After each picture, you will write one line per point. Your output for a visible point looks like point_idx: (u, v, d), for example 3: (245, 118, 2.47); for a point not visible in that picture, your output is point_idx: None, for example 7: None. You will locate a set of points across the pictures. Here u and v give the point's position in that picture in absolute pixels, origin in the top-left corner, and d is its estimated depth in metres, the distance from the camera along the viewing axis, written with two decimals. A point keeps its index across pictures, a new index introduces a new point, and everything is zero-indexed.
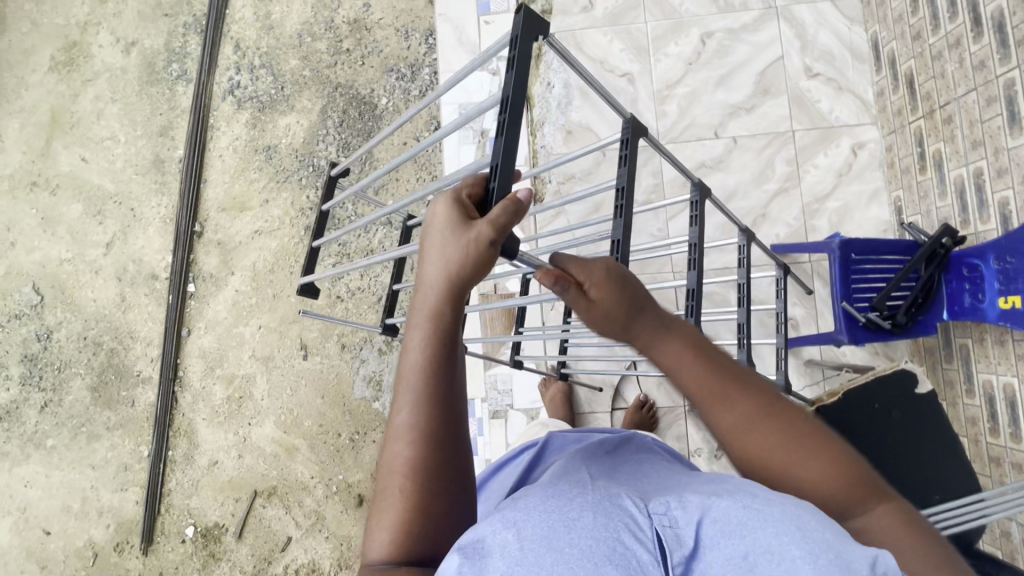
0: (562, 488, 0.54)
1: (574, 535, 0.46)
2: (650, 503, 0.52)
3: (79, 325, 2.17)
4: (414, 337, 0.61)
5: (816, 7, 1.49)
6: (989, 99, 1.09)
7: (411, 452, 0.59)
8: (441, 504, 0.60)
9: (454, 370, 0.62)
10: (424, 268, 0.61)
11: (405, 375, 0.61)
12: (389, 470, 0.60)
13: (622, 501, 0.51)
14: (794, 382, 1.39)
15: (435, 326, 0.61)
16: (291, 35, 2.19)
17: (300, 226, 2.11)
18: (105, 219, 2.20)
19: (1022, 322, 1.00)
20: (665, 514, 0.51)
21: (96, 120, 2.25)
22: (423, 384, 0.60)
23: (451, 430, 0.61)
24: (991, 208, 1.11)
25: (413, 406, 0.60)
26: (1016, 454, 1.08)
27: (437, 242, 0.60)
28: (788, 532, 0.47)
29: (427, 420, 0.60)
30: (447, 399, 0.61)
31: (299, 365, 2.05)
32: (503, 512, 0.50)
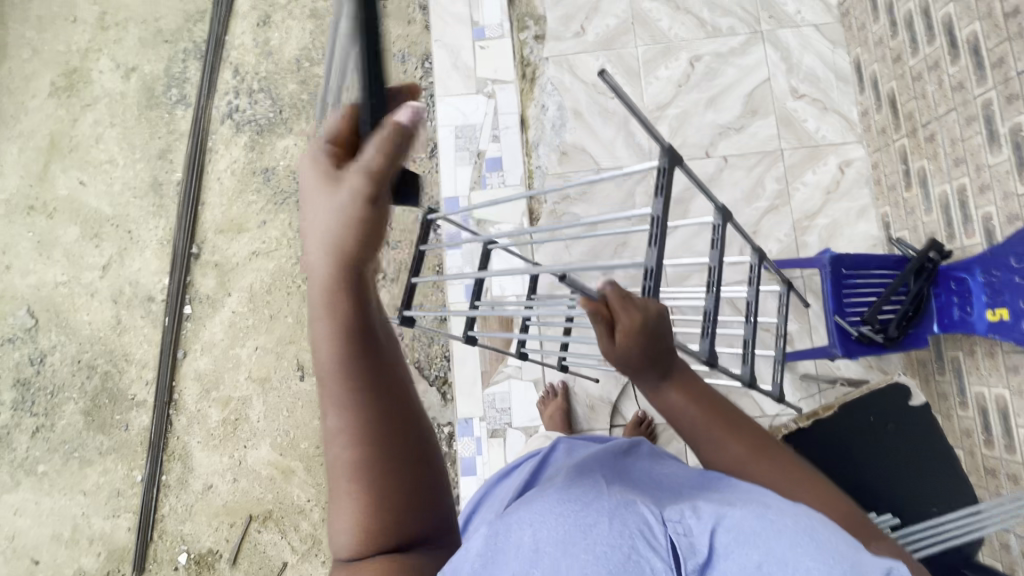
0: (577, 492, 0.55)
1: (590, 541, 0.47)
2: (665, 512, 0.53)
3: (73, 348, 2.15)
4: (318, 330, 0.54)
5: (800, 32, 1.55)
6: (968, 118, 1.13)
7: (351, 449, 0.53)
8: (400, 495, 0.54)
9: (375, 345, 0.55)
10: (309, 233, 0.54)
11: (323, 372, 0.55)
12: (336, 476, 0.54)
13: (638, 508, 0.52)
14: (790, 396, 1.40)
15: (337, 305, 0.53)
16: (289, 60, 2.23)
17: (297, 246, 2.12)
18: (102, 242, 2.20)
19: (1010, 334, 1.02)
20: (679, 523, 0.51)
21: (95, 144, 2.27)
22: (339, 371, 0.54)
23: (384, 398, 0.54)
24: (975, 223, 1.14)
25: (339, 400, 0.54)
26: (1011, 465, 1.09)
27: (317, 215, 0.52)
28: (802, 543, 0.48)
29: (356, 408, 0.54)
30: (373, 379, 0.54)
31: (296, 387, 2.04)
32: (519, 516, 0.51)
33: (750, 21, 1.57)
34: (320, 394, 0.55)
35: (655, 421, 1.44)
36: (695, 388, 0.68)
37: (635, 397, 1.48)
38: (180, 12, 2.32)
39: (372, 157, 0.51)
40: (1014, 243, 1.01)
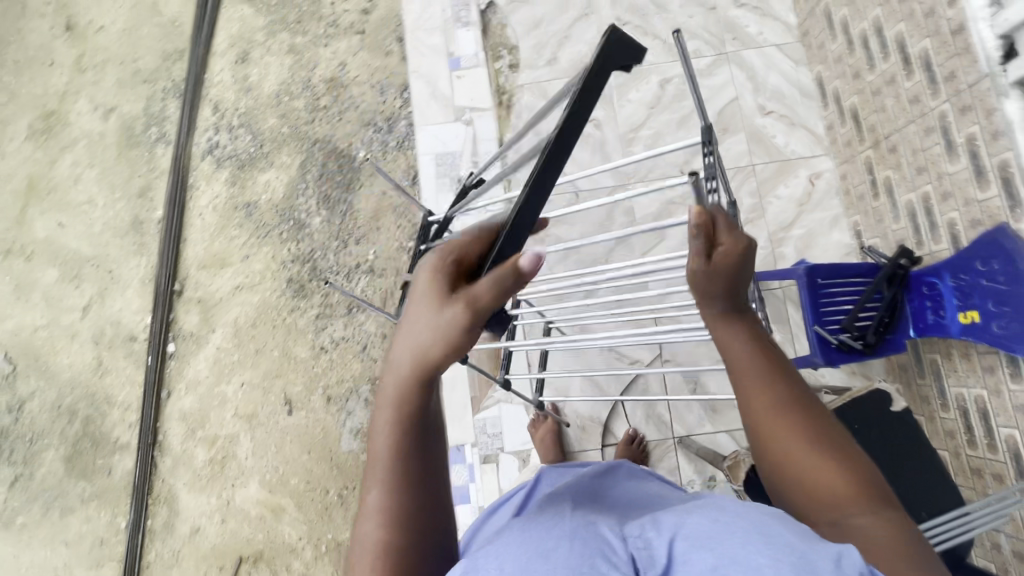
0: (541, 521, 0.57)
1: (550, 564, 0.49)
2: (627, 529, 0.55)
3: (54, 393, 2.11)
4: (381, 419, 0.63)
5: (763, 52, 1.61)
6: (927, 129, 1.18)
7: (379, 529, 0.59)
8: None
9: (428, 449, 0.62)
10: (398, 337, 0.63)
11: (375, 454, 0.62)
12: (358, 547, 0.60)
13: (600, 529, 0.55)
14: None
15: (406, 404, 0.61)
16: (269, 95, 2.26)
17: (282, 279, 2.11)
18: (81, 283, 2.18)
19: (982, 335, 1.05)
20: (641, 538, 0.54)
21: (74, 186, 2.26)
22: (388, 459, 0.61)
23: (425, 487, 0.61)
24: (941, 229, 1.18)
25: (381, 483, 0.61)
26: (995, 465, 1.11)
27: (421, 320, 0.61)
28: (750, 535, 0.48)
29: (393, 497, 0.60)
30: (417, 478, 0.61)
31: (284, 422, 2.01)
32: (487, 552, 0.54)
33: (715, 43, 1.63)
34: (366, 473, 0.63)
35: (646, 438, 1.44)
36: (761, 331, 0.69)
37: (625, 415, 1.48)
38: (159, 52, 2.34)
39: (480, 290, 0.59)
40: (977, 248, 1.05)
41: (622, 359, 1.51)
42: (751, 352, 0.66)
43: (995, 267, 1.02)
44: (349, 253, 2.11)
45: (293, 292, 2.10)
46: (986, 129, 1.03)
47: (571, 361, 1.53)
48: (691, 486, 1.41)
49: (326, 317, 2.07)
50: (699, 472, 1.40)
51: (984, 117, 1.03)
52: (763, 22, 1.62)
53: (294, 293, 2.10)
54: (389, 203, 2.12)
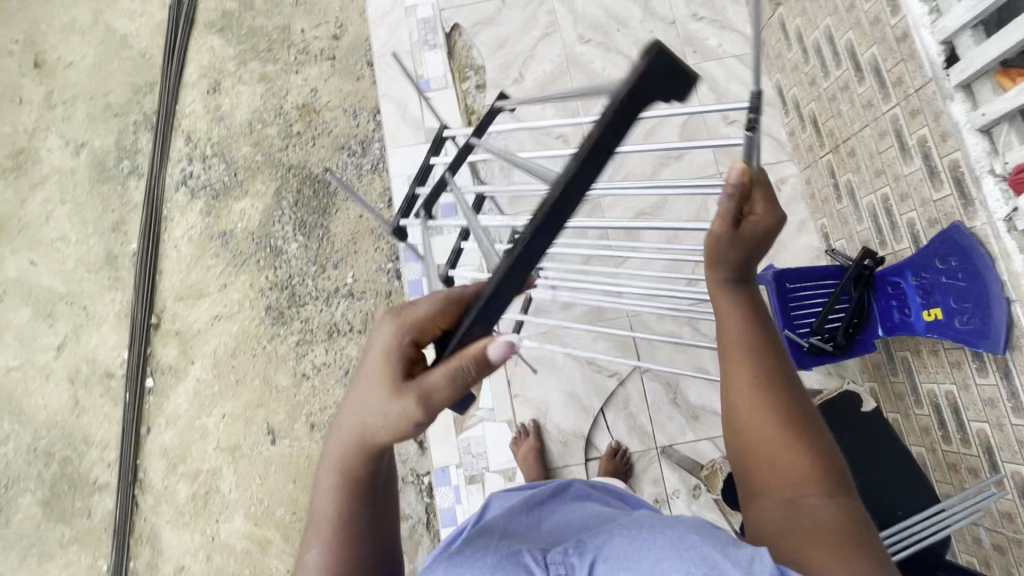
0: (468, 554, 0.64)
1: None
2: (549, 555, 0.62)
3: (29, 435, 2.06)
4: (327, 478, 0.67)
5: (723, 64, 1.64)
6: (881, 133, 1.21)
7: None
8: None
9: (371, 508, 0.67)
10: (349, 408, 0.67)
11: (319, 514, 0.66)
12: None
13: (523, 558, 0.61)
14: None
15: (352, 465, 0.66)
16: (241, 124, 2.26)
17: (260, 307, 2.10)
18: (55, 321, 2.14)
19: (947, 332, 1.07)
20: (562, 563, 0.60)
21: (46, 223, 2.23)
22: (335, 518, 0.65)
23: (370, 541, 0.66)
24: (902, 229, 1.20)
25: (323, 541, 0.64)
26: (969, 459, 1.12)
27: (371, 399, 0.66)
28: (666, 557, 0.55)
29: (332, 556, 0.64)
30: (359, 536, 0.65)
31: (267, 452, 1.98)
32: None
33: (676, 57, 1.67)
34: (308, 532, 0.66)
35: (629, 450, 1.44)
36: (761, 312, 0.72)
37: (608, 428, 1.48)
38: (129, 85, 2.34)
39: (438, 375, 0.65)
40: (936, 246, 1.07)
41: (602, 371, 1.51)
42: (746, 317, 0.70)
43: (954, 265, 1.04)
44: (327, 277, 2.10)
45: (273, 319, 2.08)
46: (935, 131, 1.06)
47: (552, 376, 1.52)
48: (676, 496, 1.41)
49: (306, 343, 2.05)
50: (684, 481, 1.40)
51: (932, 120, 1.06)
52: (722, 34, 1.66)
53: (274, 320, 2.08)
54: (366, 225, 2.12)
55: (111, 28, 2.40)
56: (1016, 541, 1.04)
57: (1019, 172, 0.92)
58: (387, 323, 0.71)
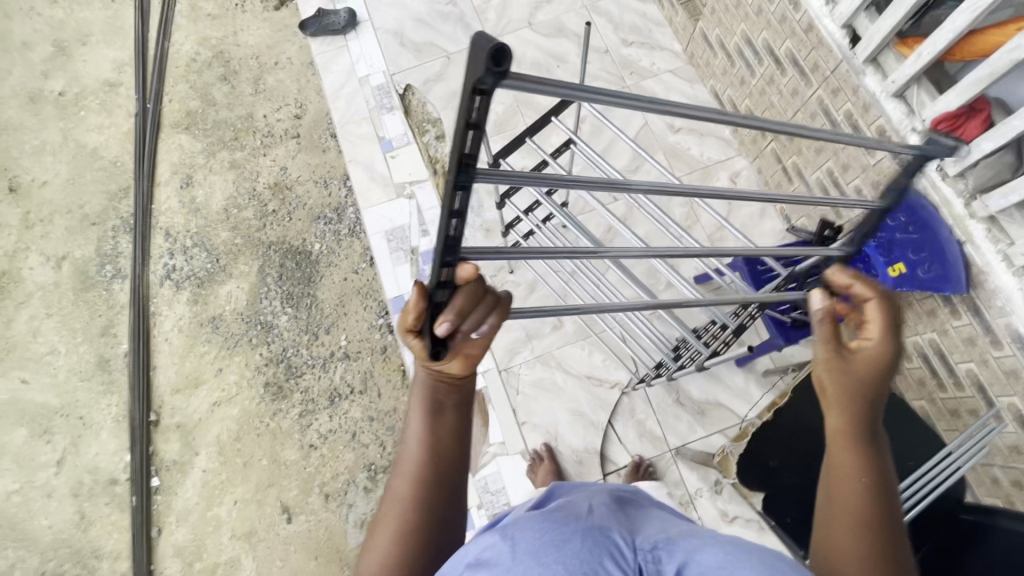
0: (558, 514, 0.65)
1: (561, 554, 0.57)
2: (638, 540, 0.63)
3: (35, 559, 1.98)
4: (413, 401, 0.78)
5: (660, 79, 1.75)
6: (812, 115, 1.31)
7: (409, 487, 0.73)
8: (434, 536, 0.73)
9: (449, 432, 0.77)
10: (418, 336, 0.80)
11: (408, 432, 0.77)
12: (390, 507, 0.74)
13: (610, 533, 0.63)
14: (755, 392, 1.47)
15: (428, 395, 0.77)
16: (217, 212, 2.33)
17: (258, 385, 2.10)
18: (53, 436, 2.11)
19: (917, 284, 1.11)
20: (651, 553, 0.62)
21: (33, 340, 2.24)
22: (421, 432, 0.75)
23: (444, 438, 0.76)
24: (852, 196, 1.28)
25: (415, 446, 0.75)
26: (966, 401, 1.15)
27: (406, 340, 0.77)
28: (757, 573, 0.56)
29: (419, 472, 0.74)
30: (440, 455, 0.75)
31: (284, 531, 1.93)
32: (504, 534, 0.62)
33: (616, 80, 1.76)
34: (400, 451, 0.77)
35: (645, 458, 1.45)
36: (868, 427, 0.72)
37: (620, 441, 1.48)
38: (104, 193, 2.41)
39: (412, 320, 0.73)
40: None
41: (603, 384, 1.53)
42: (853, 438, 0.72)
43: (903, 220, 1.09)
44: (321, 343, 2.12)
45: (272, 395, 2.08)
46: (858, 104, 1.16)
47: (556, 399, 1.54)
48: (699, 495, 1.40)
49: (309, 413, 2.05)
50: (704, 479, 1.40)
51: (852, 95, 1.16)
52: (654, 53, 1.78)
53: (274, 396, 2.08)
54: (352, 287, 2.17)
55: (81, 143, 2.50)
56: None
57: (937, 122, 1.00)
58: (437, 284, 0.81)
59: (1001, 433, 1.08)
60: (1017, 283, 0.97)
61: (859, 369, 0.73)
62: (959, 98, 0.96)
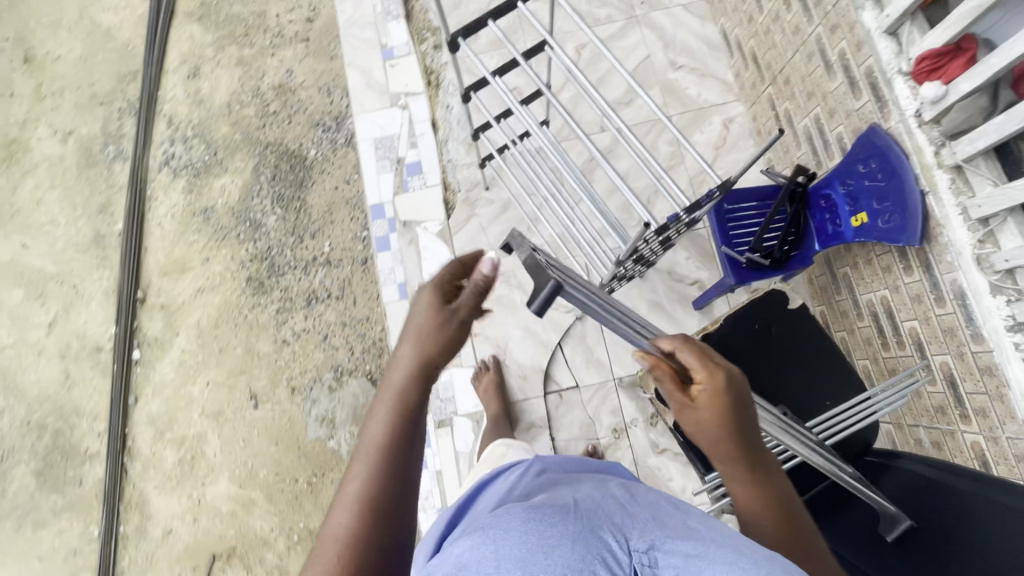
0: (546, 514, 0.64)
1: (552, 562, 0.56)
2: (633, 541, 0.61)
3: (22, 410, 2.13)
4: (391, 391, 0.71)
5: (670, 12, 1.68)
6: (809, 55, 1.26)
7: (355, 520, 0.62)
8: (392, 538, 0.62)
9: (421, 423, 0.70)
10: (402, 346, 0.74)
11: (358, 463, 0.66)
12: (329, 545, 0.61)
13: (604, 536, 0.61)
14: (688, 324, 1.47)
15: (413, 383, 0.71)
16: (220, 106, 2.35)
17: (241, 278, 2.16)
18: (47, 300, 2.22)
19: (874, 234, 1.10)
20: (647, 555, 0.60)
21: (36, 208, 2.32)
22: (375, 463, 0.65)
23: (406, 461, 0.67)
24: (833, 145, 1.25)
25: (364, 475, 0.65)
26: (905, 360, 1.16)
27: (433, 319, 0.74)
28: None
29: (383, 460, 0.66)
30: (400, 484, 0.65)
31: (250, 416, 2.04)
32: (490, 535, 0.61)
33: (624, 8, 1.70)
34: (360, 444, 0.68)
35: (585, 381, 1.49)
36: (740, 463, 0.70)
37: (565, 364, 1.52)
38: (114, 75, 2.43)
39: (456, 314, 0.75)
40: (859, 150, 1.11)
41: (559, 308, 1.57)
42: (742, 474, 0.70)
43: (874, 167, 1.08)
44: (305, 247, 2.17)
45: (253, 289, 2.15)
46: (852, 42, 1.11)
47: (510, 317, 1.57)
48: (635, 424, 1.45)
49: (286, 310, 2.12)
50: (640, 410, 1.45)
51: (849, 31, 1.11)
52: None
53: (254, 290, 2.15)
54: (341, 196, 2.19)
55: (96, 22, 2.50)
56: (950, 433, 1.08)
57: (918, 63, 0.96)
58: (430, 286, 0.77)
59: (929, 393, 1.09)
60: (969, 237, 0.94)
61: (705, 420, 0.70)
62: (945, 34, 0.92)
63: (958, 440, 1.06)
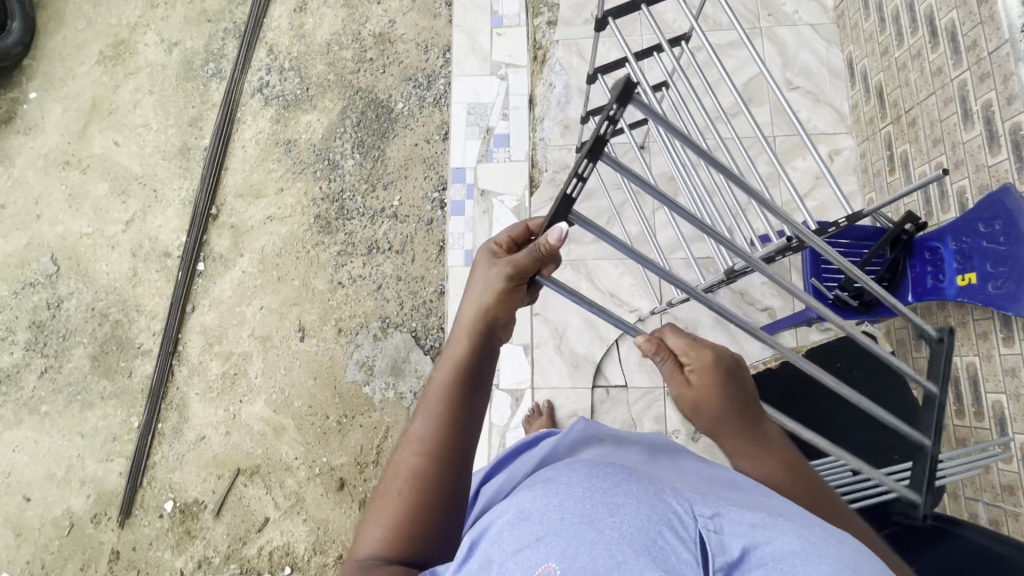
0: (607, 470, 0.56)
1: (618, 521, 0.49)
2: (698, 505, 0.53)
3: (89, 296, 2.25)
4: (454, 352, 0.71)
5: (797, 30, 1.63)
6: (946, 100, 1.20)
7: (418, 461, 0.66)
8: (453, 488, 0.66)
9: (480, 384, 0.70)
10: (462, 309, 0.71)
11: (422, 409, 0.70)
12: (394, 479, 0.66)
13: (667, 495, 0.53)
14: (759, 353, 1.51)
15: (468, 347, 0.70)
16: (320, 44, 2.38)
17: (310, 214, 2.22)
18: (128, 199, 2.33)
19: (977, 297, 1.06)
20: (712, 519, 0.51)
21: (132, 109, 2.42)
22: (436, 413, 0.68)
23: (465, 412, 0.69)
24: (950, 198, 1.20)
25: (426, 421, 0.68)
26: (979, 432, 1.12)
27: (484, 284, 0.70)
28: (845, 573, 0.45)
29: (444, 418, 0.68)
30: (460, 431, 0.68)
31: (295, 346, 2.11)
32: (549, 486, 0.55)
33: (750, 18, 1.65)
34: (423, 399, 0.70)
35: (635, 382, 1.53)
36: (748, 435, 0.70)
37: (619, 361, 1.56)
38: None
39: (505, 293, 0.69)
40: (983, 208, 1.05)
41: (622, 304, 1.59)
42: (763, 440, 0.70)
43: (997, 229, 1.03)
44: (375, 197, 2.20)
45: (319, 228, 2.20)
46: (1002, 95, 1.05)
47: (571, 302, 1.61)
48: (675, 434, 1.48)
49: (347, 254, 2.17)
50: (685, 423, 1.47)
51: (1002, 82, 1.05)
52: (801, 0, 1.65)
53: (320, 228, 2.20)
54: (419, 154, 2.22)
55: None
56: (1014, 515, 1.05)
57: None
58: (496, 264, 0.70)
59: (1002, 471, 1.05)
60: None
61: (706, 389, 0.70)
62: None
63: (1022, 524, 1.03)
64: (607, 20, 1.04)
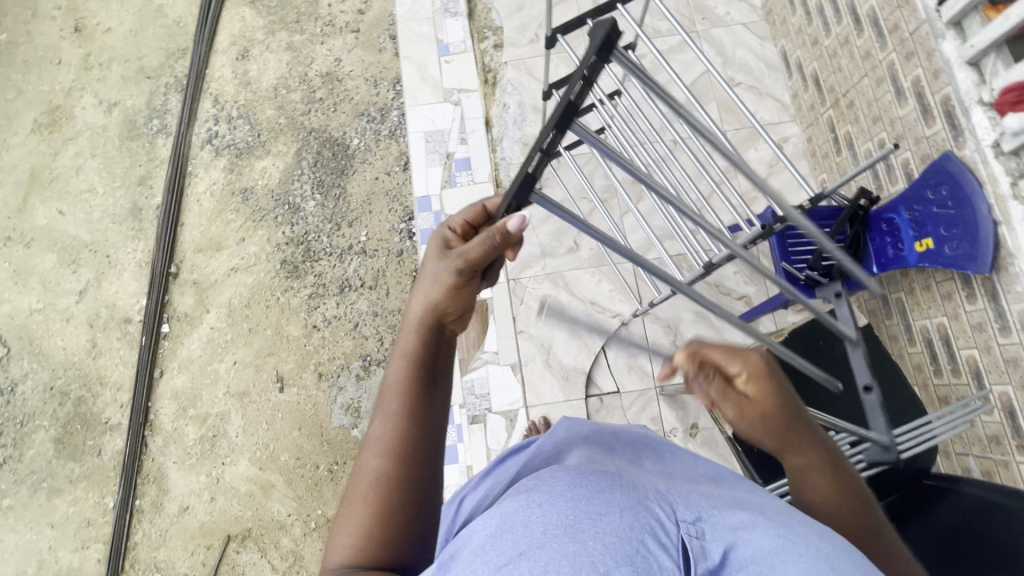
0: (591, 478, 0.54)
1: (599, 531, 0.47)
2: (680, 509, 0.53)
3: (46, 375, 2.12)
4: (403, 348, 0.70)
5: (731, 30, 1.71)
6: (878, 80, 1.27)
7: (381, 461, 0.63)
8: (421, 489, 0.63)
9: (437, 377, 0.68)
10: (411, 303, 0.71)
11: (381, 410, 0.66)
12: (361, 482, 0.63)
13: (650, 502, 0.52)
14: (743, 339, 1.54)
15: (420, 342, 0.69)
16: (267, 89, 2.36)
17: (276, 260, 2.17)
18: (79, 269, 2.22)
19: (938, 261, 1.11)
20: (693, 525, 0.52)
21: (75, 175, 2.33)
22: (396, 412, 0.65)
23: (426, 407, 0.66)
24: (897, 170, 1.26)
25: (387, 423, 0.65)
26: (959, 388, 1.18)
27: (433, 278, 0.70)
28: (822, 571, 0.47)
29: (403, 416, 0.65)
30: (426, 426, 0.65)
31: (275, 399, 2.03)
32: (531, 494, 0.52)
33: (686, 23, 1.72)
34: (380, 399, 0.67)
35: (625, 387, 1.54)
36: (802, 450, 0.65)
37: (608, 369, 1.56)
38: (162, 50, 2.45)
39: (456, 282, 0.69)
40: (929, 176, 1.12)
41: (603, 311, 1.60)
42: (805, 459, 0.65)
43: (944, 194, 1.09)
44: (341, 235, 2.17)
45: (287, 273, 2.15)
46: (928, 70, 1.12)
47: (553, 317, 1.61)
48: (674, 434, 1.49)
49: (319, 296, 2.12)
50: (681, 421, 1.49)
51: (926, 59, 1.12)
52: (731, 2, 1.73)
53: (288, 273, 2.15)
54: (381, 187, 2.20)
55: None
56: (1003, 463, 1.09)
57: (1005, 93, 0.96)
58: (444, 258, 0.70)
59: (985, 423, 1.10)
60: None
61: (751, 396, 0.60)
62: None
63: (1012, 470, 1.07)
64: (556, 37, 1.07)
